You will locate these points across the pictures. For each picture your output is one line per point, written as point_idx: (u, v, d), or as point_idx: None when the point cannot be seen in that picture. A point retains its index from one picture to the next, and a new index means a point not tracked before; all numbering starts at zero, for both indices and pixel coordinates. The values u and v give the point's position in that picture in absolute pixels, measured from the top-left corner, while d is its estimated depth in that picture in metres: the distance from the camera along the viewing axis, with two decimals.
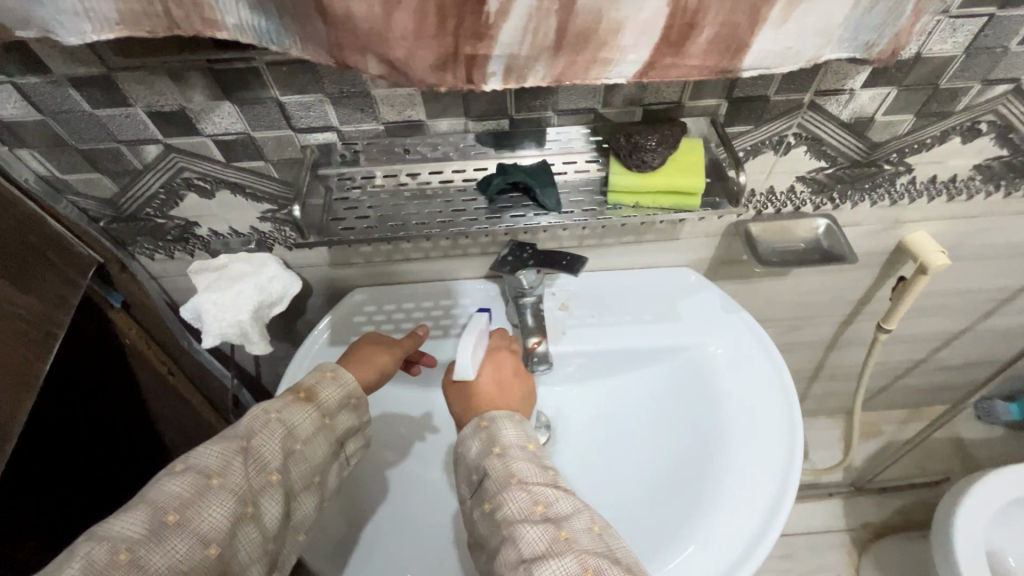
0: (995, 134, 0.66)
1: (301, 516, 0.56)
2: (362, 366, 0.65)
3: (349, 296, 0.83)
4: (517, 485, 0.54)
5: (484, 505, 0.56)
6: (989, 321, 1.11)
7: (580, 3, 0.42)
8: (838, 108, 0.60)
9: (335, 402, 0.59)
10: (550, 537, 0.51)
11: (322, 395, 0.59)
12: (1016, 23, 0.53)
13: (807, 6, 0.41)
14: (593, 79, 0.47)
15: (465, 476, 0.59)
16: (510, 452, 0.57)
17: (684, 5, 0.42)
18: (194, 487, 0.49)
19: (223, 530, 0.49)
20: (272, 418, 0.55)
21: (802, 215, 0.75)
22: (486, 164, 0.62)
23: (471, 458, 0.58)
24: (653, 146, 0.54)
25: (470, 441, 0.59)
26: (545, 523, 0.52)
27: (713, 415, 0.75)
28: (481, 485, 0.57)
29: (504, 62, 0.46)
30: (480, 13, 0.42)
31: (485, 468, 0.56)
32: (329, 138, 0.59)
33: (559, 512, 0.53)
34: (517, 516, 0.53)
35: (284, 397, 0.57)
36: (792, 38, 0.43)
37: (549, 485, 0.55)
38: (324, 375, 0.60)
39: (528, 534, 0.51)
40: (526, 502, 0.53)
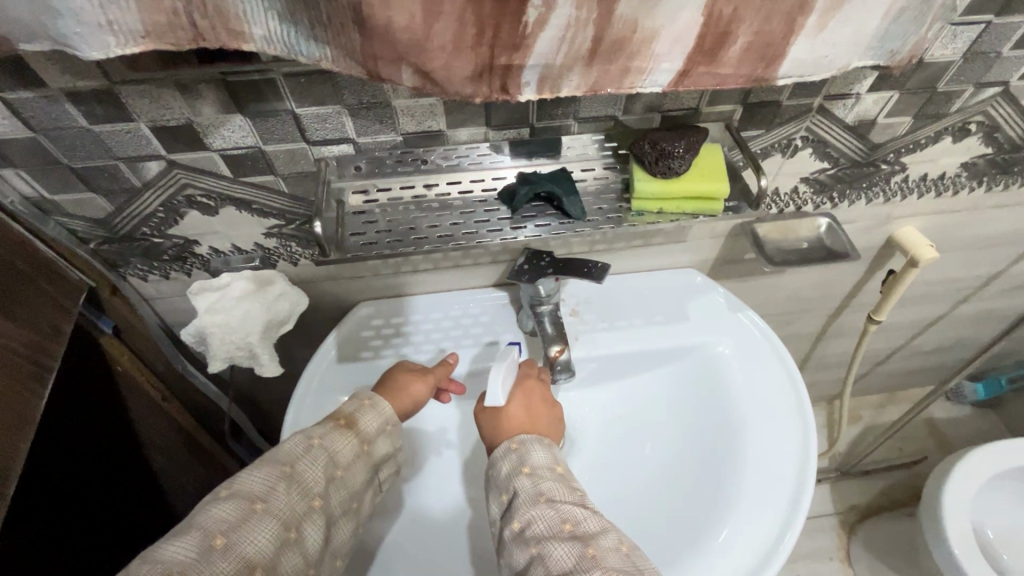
0: (982, 134, 0.70)
1: (339, 541, 0.57)
2: (394, 396, 0.65)
3: (355, 310, 0.80)
4: (545, 503, 0.55)
5: (512, 526, 0.55)
6: (964, 307, 1.17)
7: (618, 12, 0.42)
8: (844, 112, 0.62)
9: (376, 427, 0.60)
10: (577, 553, 0.51)
11: (364, 423, 0.60)
12: (1008, 31, 0.56)
13: (841, 16, 0.42)
14: (627, 87, 0.47)
15: (495, 497, 0.59)
16: (540, 472, 0.58)
17: (719, 14, 0.42)
18: (241, 511, 0.50)
19: (268, 553, 0.49)
20: (315, 444, 0.56)
21: (803, 215, 0.77)
22: (504, 173, 0.61)
23: (501, 478, 0.59)
24: (681, 152, 0.54)
25: (500, 462, 0.60)
26: (571, 541, 0.52)
27: (728, 415, 0.76)
28: (511, 505, 0.57)
29: (538, 72, 0.45)
30: (518, 24, 0.41)
31: (514, 488, 0.57)
32: (343, 150, 0.57)
33: (587, 530, 0.53)
34: (545, 534, 0.53)
35: (327, 424, 0.59)
36: (822, 47, 0.44)
37: (578, 504, 0.55)
38: (363, 404, 0.61)
39: (555, 551, 0.51)
40: (554, 521, 0.54)
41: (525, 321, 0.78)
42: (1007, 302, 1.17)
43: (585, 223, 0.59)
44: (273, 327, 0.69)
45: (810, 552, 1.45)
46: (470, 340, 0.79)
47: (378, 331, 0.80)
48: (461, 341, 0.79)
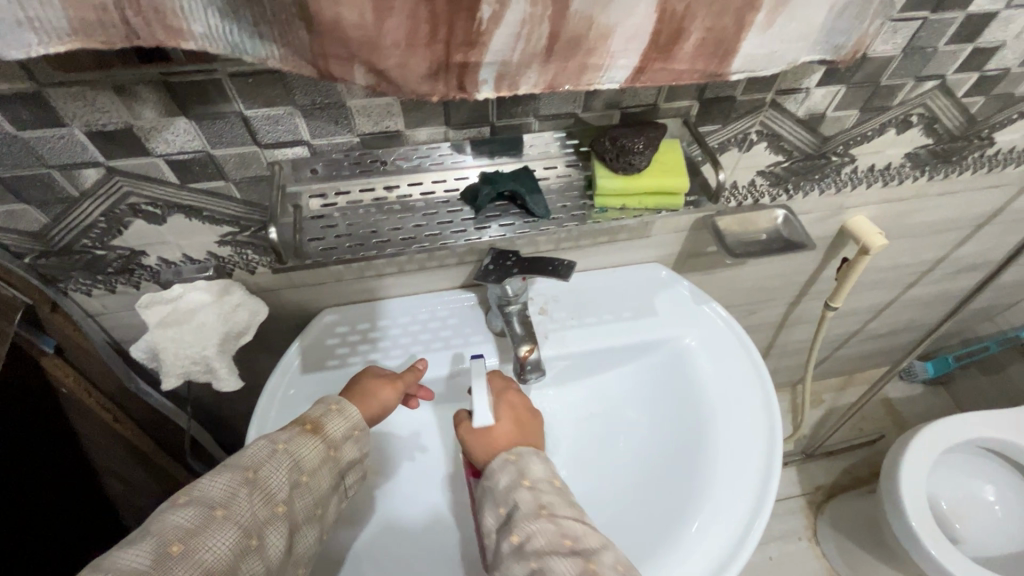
0: (923, 125, 0.73)
1: (302, 548, 0.56)
2: (362, 402, 0.63)
3: (319, 317, 0.78)
4: (546, 517, 0.54)
5: (511, 539, 0.54)
6: (913, 291, 1.24)
7: (573, 9, 0.42)
8: (796, 106, 0.64)
9: (341, 433, 0.59)
10: (579, 569, 0.50)
11: (329, 428, 0.58)
12: (943, 26, 0.58)
13: (788, 13, 0.43)
14: (586, 83, 0.47)
15: (493, 509, 0.58)
16: (540, 487, 0.57)
17: (672, 9, 0.42)
18: (199, 518, 0.48)
19: (225, 562, 0.48)
20: (278, 449, 0.55)
21: (762, 207, 0.79)
22: (467, 173, 0.60)
23: (500, 489, 0.58)
24: (641, 148, 0.55)
25: (498, 475, 0.59)
26: (573, 557, 0.52)
27: (695, 411, 0.77)
28: (509, 518, 0.56)
29: (494, 70, 0.45)
30: (472, 21, 0.41)
31: (513, 502, 0.56)
32: (298, 152, 0.55)
33: (587, 546, 0.53)
34: (545, 548, 0.52)
35: (291, 428, 0.57)
36: (773, 42, 0.45)
37: (578, 519, 0.55)
38: (329, 408, 0.60)
39: (555, 566, 0.51)
40: (554, 536, 0.53)
41: (493, 322, 0.77)
42: (951, 285, 1.23)
43: (550, 222, 0.59)
44: (232, 337, 0.66)
45: (780, 534, 1.50)
46: (440, 343, 0.78)
47: (343, 337, 0.77)
48: (430, 344, 0.77)
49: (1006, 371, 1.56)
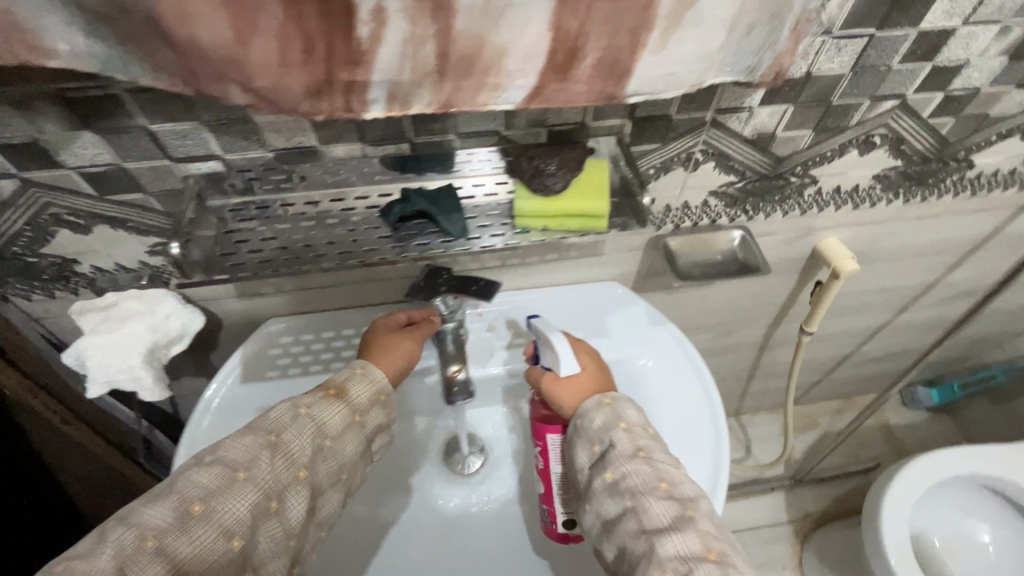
0: (888, 146, 0.69)
1: (325, 513, 0.55)
2: (390, 352, 0.64)
3: (258, 335, 0.78)
4: (643, 459, 0.59)
5: (605, 476, 0.59)
6: (906, 315, 1.18)
7: (458, 27, 0.40)
8: (740, 125, 0.61)
9: (367, 398, 0.58)
10: (674, 513, 0.55)
11: (352, 393, 0.58)
12: (894, 44, 0.55)
13: (682, 33, 0.40)
14: (481, 103, 0.45)
15: (587, 445, 0.62)
16: (634, 429, 0.62)
17: (566, 29, 0.41)
18: (221, 479, 0.48)
19: (245, 522, 0.48)
20: (301, 413, 0.54)
21: (718, 228, 0.76)
22: (390, 190, 0.59)
23: (594, 428, 0.62)
24: (553, 169, 0.54)
25: (592, 414, 0.63)
26: (669, 500, 0.55)
27: (643, 394, 0.77)
28: (604, 456, 0.61)
29: (385, 89, 0.43)
30: (351, 40, 0.40)
31: (611, 440, 0.61)
32: (212, 167, 0.54)
33: (684, 493, 0.56)
34: (641, 488, 0.57)
35: (315, 393, 0.56)
36: (671, 63, 0.42)
37: (674, 467, 0.59)
38: (354, 372, 0.60)
39: (653, 507, 0.55)
40: (651, 477, 0.57)
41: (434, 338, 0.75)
42: (944, 310, 1.17)
43: (462, 243, 0.57)
44: (159, 347, 0.66)
45: (763, 562, 1.44)
46: None
47: (287, 350, 0.77)
48: None
49: (1015, 400, 1.47)
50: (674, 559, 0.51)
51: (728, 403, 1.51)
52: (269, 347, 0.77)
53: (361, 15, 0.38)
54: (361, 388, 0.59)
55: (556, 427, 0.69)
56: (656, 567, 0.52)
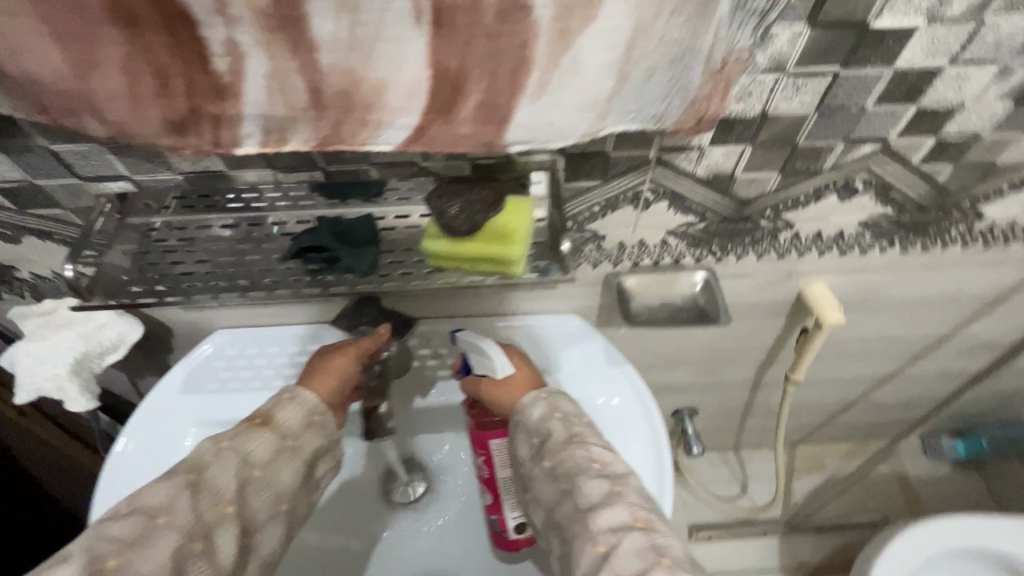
0: (873, 193, 0.61)
1: (264, 555, 0.48)
2: (319, 375, 0.56)
3: (146, 401, 0.73)
4: (577, 443, 0.56)
5: (544, 464, 0.57)
6: (920, 364, 1.07)
7: (324, 63, 0.37)
8: (691, 165, 0.55)
9: (297, 422, 0.52)
10: (606, 489, 0.52)
11: (282, 419, 0.51)
12: (865, 83, 0.48)
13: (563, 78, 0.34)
14: (360, 142, 0.41)
15: (526, 439, 0.59)
16: (571, 418, 0.59)
17: (445, 66, 0.37)
18: (138, 527, 0.41)
19: (166, 568, 0.40)
20: (223, 447, 0.47)
21: (682, 268, 0.70)
22: (309, 217, 0.56)
23: (532, 421, 0.59)
24: (457, 212, 0.50)
25: (531, 407, 0.60)
26: (601, 478, 0.53)
27: (587, 400, 0.73)
28: (542, 446, 0.58)
29: (259, 123, 0.40)
30: (209, 73, 0.37)
31: (547, 429, 0.58)
32: (124, 186, 0.54)
33: (616, 470, 0.54)
34: (575, 468, 0.54)
35: (239, 424, 0.50)
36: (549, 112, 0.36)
37: (607, 449, 0.56)
38: (282, 397, 0.53)
39: (585, 487, 0.52)
40: (583, 458, 0.55)
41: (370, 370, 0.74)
42: (964, 362, 1.06)
43: (373, 282, 0.55)
44: (90, 358, 0.66)
45: None
46: None
47: (231, 362, 0.77)
48: None
49: None
50: (606, 534, 0.49)
51: (723, 438, 1.42)
52: (196, 378, 0.76)
53: (214, 49, 0.35)
54: (290, 412, 0.52)
55: (499, 430, 0.66)
56: (591, 545, 0.49)
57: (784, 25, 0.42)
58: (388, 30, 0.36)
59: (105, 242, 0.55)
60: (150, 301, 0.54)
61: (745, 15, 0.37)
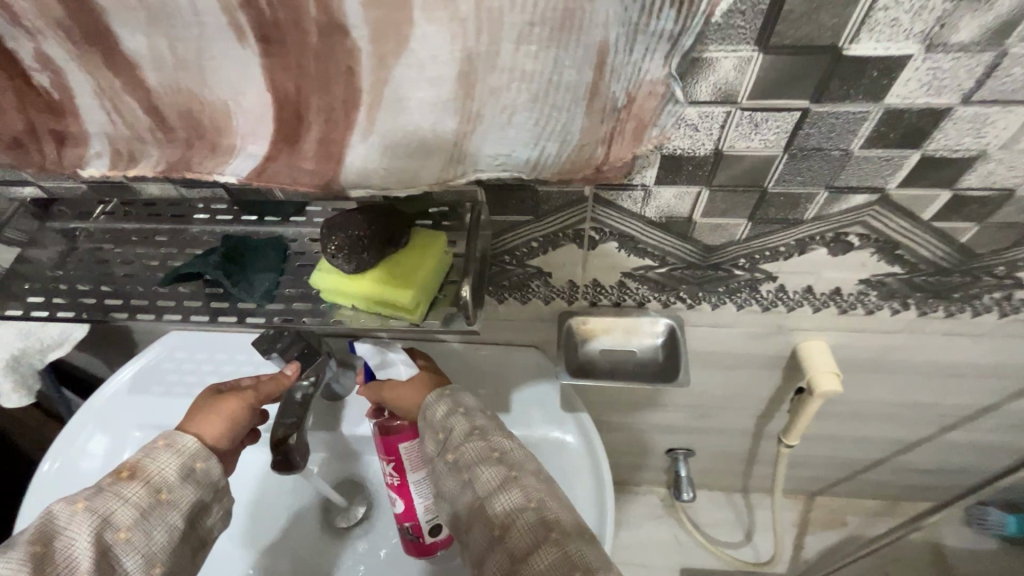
0: (875, 249, 0.50)
1: None
2: (207, 417, 0.51)
3: (76, 419, 0.71)
4: (478, 434, 0.50)
5: (446, 457, 0.50)
6: (955, 434, 0.92)
7: (152, 82, 0.32)
8: (636, 205, 0.47)
9: (175, 472, 0.45)
10: (501, 476, 0.47)
11: (153, 468, 0.45)
12: (846, 124, 0.38)
13: (389, 111, 0.28)
14: (208, 170, 0.37)
15: (429, 436, 0.52)
16: (475, 412, 0.53)
17: (284, 90, 0.31)
18: None
19: None
20: (78, 510, 0.41)
21: (645, 313, 0.61)
22: (222, 233, 0.53)
23: (435, 419, 0.52)
24: (336, 249, 0.42)
25: (434, 407, 0.53)
26: (498, 465, 0.48)
27: (523, 429, 0.67)
28: (447, 440, 0.51)
29: (105, 143, 0.36)
30: (35, 90, 0.33)
31: (450, 426, 0.51)
32: (35, 192, 0.54)
33: (515, 458, 0.49)
34: (475, 459, 0.49)
35: (101, 480, 0.44)
36: (386, 154, 0.30)
37: (509, 437, 0.51)
38: (155, 446, 0.47)
39: (482, 475, 0.47)
40: (482, 449, 0.49)
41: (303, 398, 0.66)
42: (1012, 436, 0.90)
43: (265, 312, 0.49)
44: (29, 354, 0.65)
45: None
46: None
47: (179, 366, 0.75)
48: None
49: None
50: (500, 516, 0.44)
51: (728, 481, 1.28)
52: (144, 382, 0.74)
53: (28, 62, 0.32)
54: (166, 459, 0.46)
55: (406, 434, 0.57)
56: (485, 526, 0.45)
57: (724, 48, 0.33)
58: (211, 48, 0.30)
59: (26, 241, 0.54)
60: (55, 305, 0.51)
61: (649, 40, 0.27)
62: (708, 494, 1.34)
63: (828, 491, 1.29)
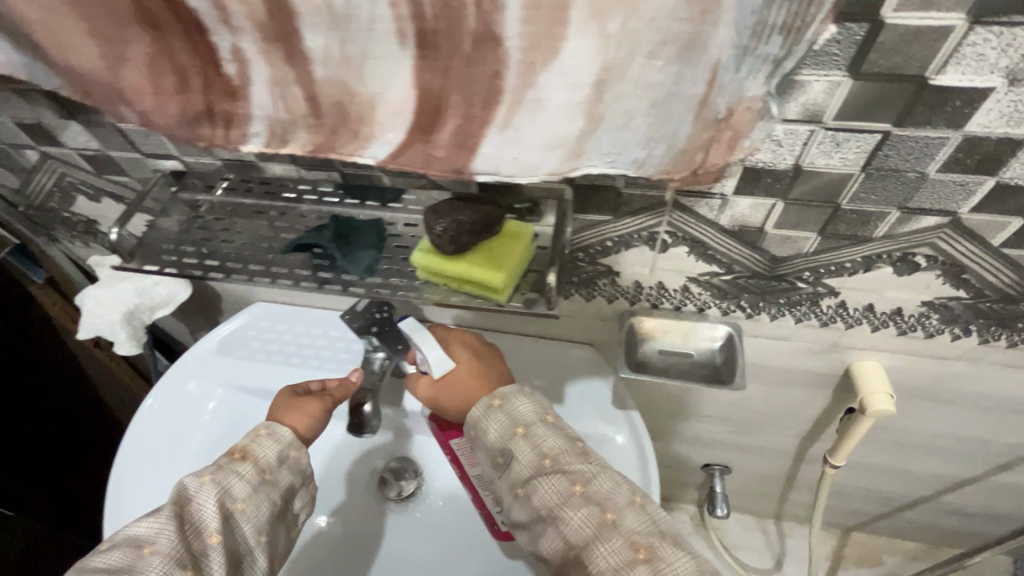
0: (941, 271, 0.52)
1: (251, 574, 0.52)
2: (295, 416, 0.60)
3: (173, 367, 0.79)
4: (550, 465, 0.52)
5: (516, 490, 0.54)
6: (1002, 475, 0.91)
7: (318, 74, 0.38)
8: (712, 213, 0.50)
9: (274, 457, 0.55)
10: (596, 520, 0.49)
11: (259, 452, 0.54)
12: (924, 147, 0.40)
13: (530, 111, 0.34)
14: (349, 153, 0.43)
15: (487, 456, 0.56)
16: (534, 432, 0.54)
17: (426, 87, 0.37)
18: (129, 557, 0.47)
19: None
20: (205, 481, 0.51)
21: (705, 319, 0.64)
22: (327, 213, 0.59)
23: (492, 442, 0.55)
24: (439, 232, 0.48)
25: (483, 422, 0.56)
26: (588, 505, 0.50)
27: (575, 420, 0.71)
28: (506, 466, 0.55)
29: (265, 124, 0.43)
30: (221, 76, 0.40)
31: (510, 451, 0.54)
32: (174, 164, 0.60)
33: (599, 491, 0.51)
34: (555, 501, 0.51)
35: (219, 459, 0.53)
36: (517, 149, 0.37)
37: (586, 462, 0.53)
38: (258, 433, 0.56)
39: (573, 519, 0.50)
40: (564, 484, 0.51)
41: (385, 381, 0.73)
42: None
43: (365, 284, 0.56)
44: (141, 309, 0.73)
45: None
46: (334, 365, 0.80)
47: (261, 333, 0.82)
48: (326, 364, 0.80)
49: None
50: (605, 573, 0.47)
51: (761, 505, 1.27)
52: (230, 345, 0.82)
53: (222, 54, 0.38)
54: (267, 445, 0.55)
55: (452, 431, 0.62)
56: None
57: (817, 72, 0.37)
58: (373, 47, 0.36)
59: (160, 210, 0.62)
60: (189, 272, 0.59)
61: (754, 62, 0.32)
62: (739, 518, 1.34)
63: (863, 529, 1.27)
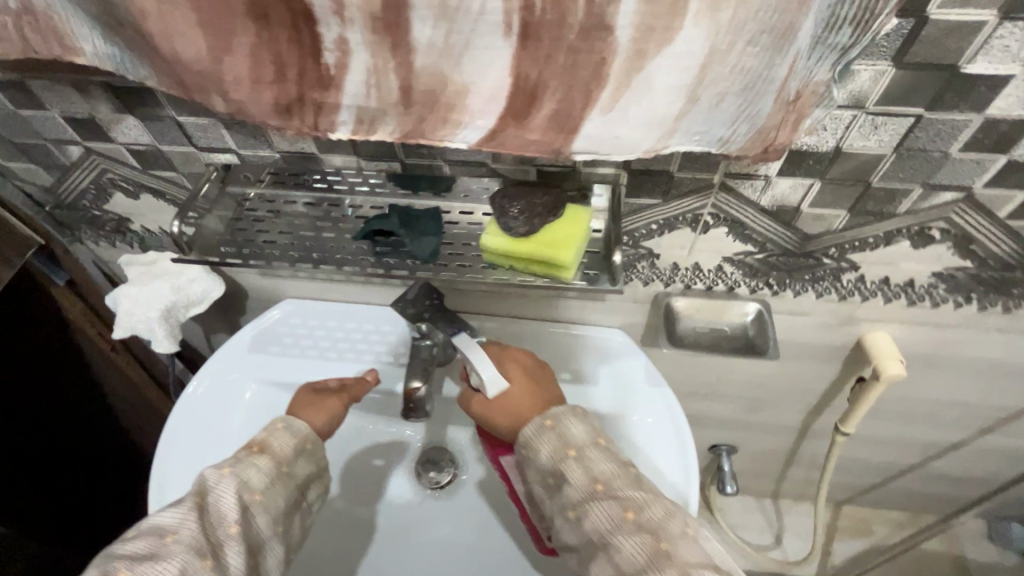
0: (952, 243, 0.58)
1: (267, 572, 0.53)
2: (311, 410, 0.64)
3: (215, 354, 0.79)
4: (602, 492, 0.53)
5: (567, 514, 0.53)
6: (986, 438, 0.99)
7: (418, 63, 0.40)
8: (754, 193, 0.55)
9: (290, 449, 0.58)
10: (649, 550, 0.49)
11: (276, 445, 0.57)
12: (950, 128, 0.46)
13: (634, 95, 0.39)
14: (439, 138, 0.45)
15: (539, 479, 0.56)
16: (586, 459, 0.55)
17: (524, 74, 0.39)
18: (150, 547, 0.48)
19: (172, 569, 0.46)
20: (223, 473, 0.53)
21: (735, 297, 0.69)
22: (383, 204, 0.61)
23: (544, 464, 0.56)
24: (515, 212, 0.53)
25: (537, 441, 0.56)
26: (642, 535, 0.50)
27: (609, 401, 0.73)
28: (558, 489, 0.55)
29: (353, 112, 0.45)
30: (319, 65, 0.42)
31: (562, 473, 0.54)
32: (229, 158, 0.61)
33: (653, 518, 0.51)
34: (607, 526, 0.51)
35: (236, 453, 0.56)
36: (615, 127, 0.41)
37: (638, 491, 0.53)
38: (275, 427, 0.59)
39: (624, 547, 0.49)
40: (615, 512, 0.51)
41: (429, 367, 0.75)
42: None
43: (429, 267, 0.58)
44: (177, 307, 0.73)
45: None
46: (371, 358, 0.79)
47: (295, 330, 0.81)
48: (362, 357, 0.78)
49: None
50: None
51: (761, 483, 1.33)
52: (262, 340, 0.81)
53: (326, 44, 0.40)
54: (282, 439, 0.58)
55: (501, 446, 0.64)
56: None
57: (867, 62, 0.42)
58: (478, 39, 0.38)
59: (209, 205, 0.63)
60: (252, 267, 0.60)
61: (822, 49, 0.37)
62: (739, 498, 1.40)
63: (854, 502, 1.35)
